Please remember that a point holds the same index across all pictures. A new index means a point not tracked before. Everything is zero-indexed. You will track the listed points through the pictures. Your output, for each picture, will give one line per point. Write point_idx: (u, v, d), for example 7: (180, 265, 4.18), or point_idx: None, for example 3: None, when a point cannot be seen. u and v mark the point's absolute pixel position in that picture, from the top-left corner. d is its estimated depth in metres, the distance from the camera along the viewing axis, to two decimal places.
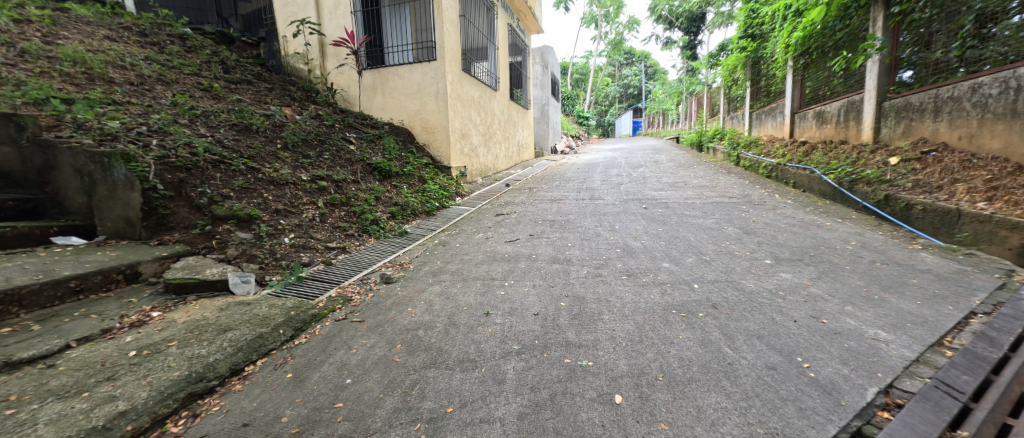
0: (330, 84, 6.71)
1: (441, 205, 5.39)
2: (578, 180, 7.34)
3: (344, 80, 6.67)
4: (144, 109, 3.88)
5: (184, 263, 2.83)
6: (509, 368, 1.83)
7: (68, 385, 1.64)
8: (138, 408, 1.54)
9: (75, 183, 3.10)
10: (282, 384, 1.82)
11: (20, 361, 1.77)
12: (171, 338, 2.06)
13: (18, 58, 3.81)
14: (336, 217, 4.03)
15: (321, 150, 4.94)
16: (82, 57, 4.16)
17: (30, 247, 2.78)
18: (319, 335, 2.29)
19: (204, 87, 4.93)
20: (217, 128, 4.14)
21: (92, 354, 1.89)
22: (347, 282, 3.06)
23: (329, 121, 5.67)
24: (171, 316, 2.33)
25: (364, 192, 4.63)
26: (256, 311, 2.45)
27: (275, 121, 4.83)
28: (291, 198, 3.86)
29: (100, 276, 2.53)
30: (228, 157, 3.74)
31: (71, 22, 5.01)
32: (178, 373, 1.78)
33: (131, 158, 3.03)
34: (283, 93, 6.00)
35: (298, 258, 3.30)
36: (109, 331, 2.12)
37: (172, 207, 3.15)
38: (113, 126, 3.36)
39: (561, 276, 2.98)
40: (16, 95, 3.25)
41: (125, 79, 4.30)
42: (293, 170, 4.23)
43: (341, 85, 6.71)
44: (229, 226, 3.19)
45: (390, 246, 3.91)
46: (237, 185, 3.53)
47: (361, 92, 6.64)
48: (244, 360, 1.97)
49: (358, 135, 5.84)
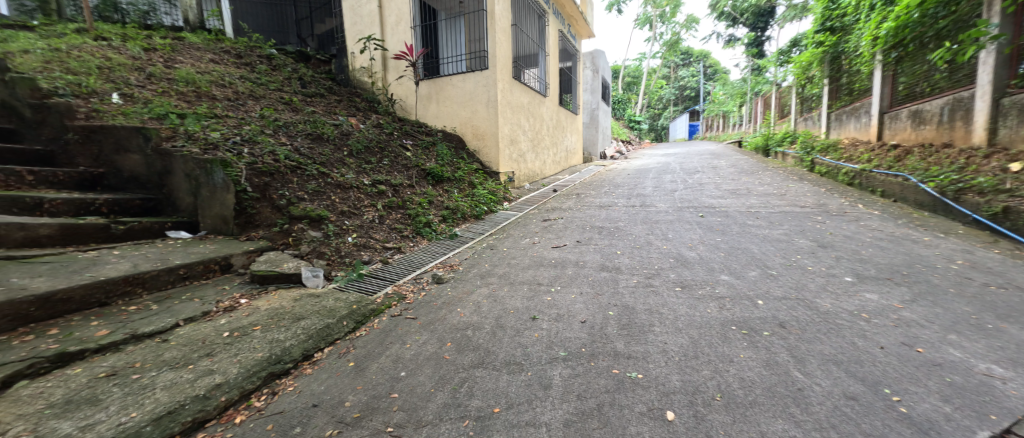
0: (390, 95, 7.19)
1: (489, 210, 5.53)
2: (629, 186, 7.12)
3: (402, 90, 7.11)
4: (238, 121, 4.44)
5: (266, 257, 3.19)
6: (555, 375, 1.82)
7: (177, 358, 1.92)
8: (230, 382, 1.77)
9: (184, 185, 3.61)
10: (345, 372, 1.98)
11: (143, 334, 2.10)
12: (255, 323, 2.33)
13: (147, 81, 4.56)
14: (392, 219, 4.30)
15: (381, 156, 5.29)
16: (193, 78, 4.87)
17: (150, 239, 3.27)
18: (377, 329, 2.45)
19: (285, 100, 5.53)
20: (295, 137, 4.61)
21: (194, 333, 2.19)
22: (402, 280, 3.26)
23: (389, 129, 6.05)
24: (256, 303, 2.64)
25: (418, 196, 4.88)
26: (324, 303, 2.69)
27: (343, 130, 5.26)
28: (355, 201, 4.18)
29: (201, 266, 2.91)
30: (303, 163, 4.15)
31: (186, 49, 5.89)
32: (262, 354, 2.01)
33: (228, 164, 3.48)
34: (349, 105, 6.51)
35: (360, 256, 3.57)
36: (207, 314, 2.44)
37: (258, 207, 3.57)
38: (214, 136, 3.87)
39: (610, 284, 2.92)
40: (144, 112, 3.89)
41: (224, 95, 4.94)
42: (357, 175, 4.58)
43: (400, 95, 7.16)
44: (302, 226, 3.54)
45: (441, 248, 4.09)
46: (310, 188, 3.91)
47: (417, 101, 7.03)
48: (314, 347, 2.18)
49: (413, 142, 6.16)
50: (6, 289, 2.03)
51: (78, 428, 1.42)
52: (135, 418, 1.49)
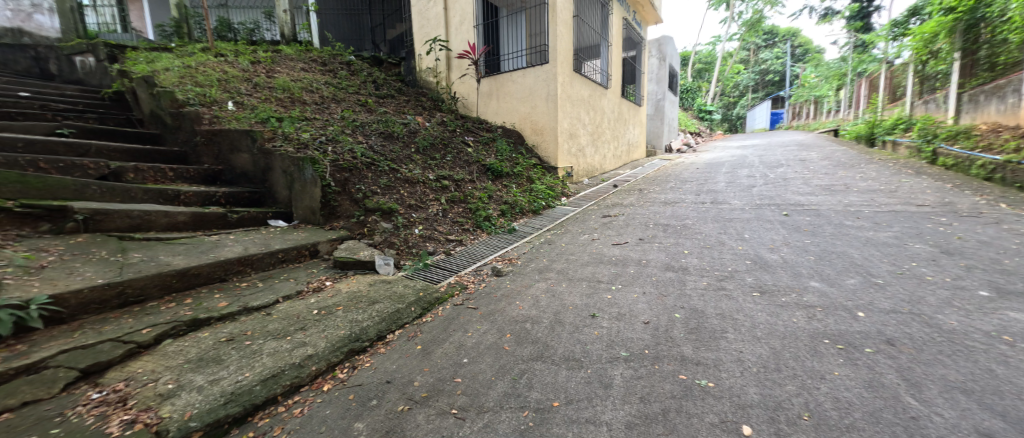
0: (453, 94, 7.46)
1: (547, 205, 5.51)
2: (698, 181, 6.62)
3: (465, 89, 7.34)
4: (323, 123, 4.93)
5: (346, 245, 3.52)
6: (616, 375, 1.77)
7: (278, 330, 2.21)
8: (318, 354, 1.99)
9: (281, 180, 4.09)
10: (414, 354, 2.12)
11: (252, 307, 2.45)
12: (338, 303, 2.59)
13: (253, 89, 5.25)
14: (455, 213, 4.48)
15: (445, 152, 5.52)
16: (288, 85, 5.51)
17: (256, 226, 3.78)
18: (441, 316, 2.59)
19: (362, 102, 6.01)
20: (370, 136, 5.00)
21: (290, 309, 2.50)
22: (464, 271, 3.39)
23: (452, 126, 6.29)
24: (338, 286, 2.93)
25: (478, 191, 5.02)
26: (394, 289, 2.90)
27: (411, 129, 5.58)
28: (421, 195, 4.43)
29: (295, 251, 3.30)
30: (377, 160, 4.49)
31: (283, 60, 6.68)
32: (344, 331, 2.24)
33: (315, 162, 3.89)
34: (416, 105, 6.88)
35: (425, 247, 3.79)
36: (300, 293, 2.77)
37: (339, 200, 3.95)
38: (304, 137, 4.34)
39: (677, 285, 2.75)
40: (251, 117, 4.49)
41: (312, 100, 5.52)
42: (423, 170, 4.84)
43: (462, 93, 7.39)
44: (375, 217, 3.84)
45: (499, 241, 4.18)
46: (382, 183, 4.23)
47: (479, 98, 7.21)
48: (387, 328, 2.36)
49: (474, 139, 6.34)
50: (155, 264, 2.48)
51: (207, 382, 1.71)
52: (247, 378, 1.75)
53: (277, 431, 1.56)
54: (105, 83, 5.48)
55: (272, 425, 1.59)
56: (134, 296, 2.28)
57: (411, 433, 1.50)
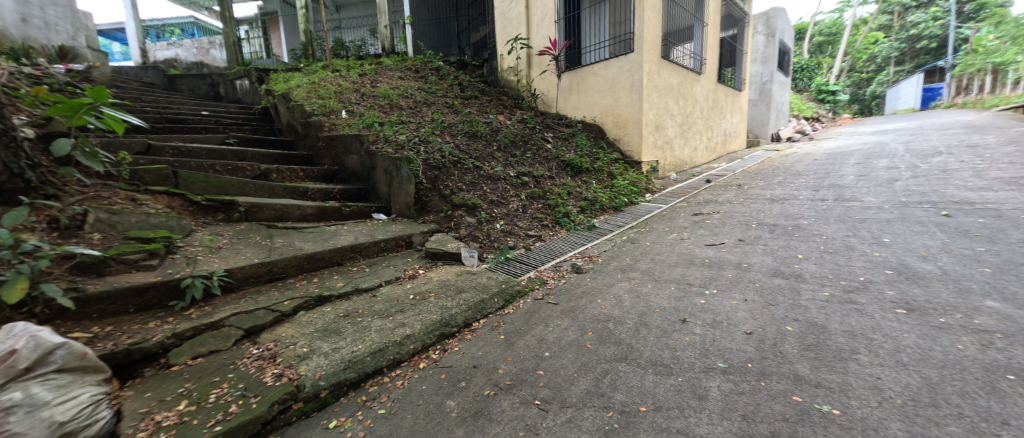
0: (534, 91, 7.53)
1: (630, 201, 5.26)
2: (817, 175, 5.67)
3: (545, 85, 7.34)
4: (416, 125, 5.38)
5: (436, 237, 3.81)
6: (712, 386, 1.63)
7: (382, 310, 2.49)
8: (415, 335, 2.20)
9: (382, 178, 4.57)
10: (498, 343, 2.22)
11: (361, 289, 2.81)
12: (431, 290, 2.83)
13: (360, 98, 5.96)
14: (534, 209, 4.54)
15: (525, 149, 5.61)
16: (387, 93, 6.13)
17: (363, 218, 4.29)
18: (523, 309, 2.66)
19: (449, 105, 6.41)
20: (456, 136, 5.31)
21: (391, 292, 2.80)
22: (544, 267, 3.42)
23: (532, 123, 6.35)
24: (429, 274, 3.20)
25: (558, 187, 5.00)
26: (479, 280, 3.06)
27: (493, 127, 5.79)
28: (502, 191, 4.57)
29: (394, 242, 3.68)
30: (462, 158, 4.75)
31: (383, 70, 7.45)
32: (436, 316, 2.43)
33: (410, 161, 4.28)
34: (498, 104, 7.10)
35: (506, 241, 3.91)
36: (399, 278, 3.09)
37: (429, 196, 4.28)
38: (401, 139, 4.79)
39: (786, 294, 2.41)
40: (359, 123, 5.10)
41: (406, 105, 6.06)
42: (504, 167, 4.99)
43: (542, 90, 7.42)
44: (461, 212, 4.10)
45: (579, 238, 4.12)
46: (467, 180, 4.47)
47: (559, 94, 7.15)
48: (473, 317, 2.51)
49: (554, 135, 6.31)
50: (291, 248, 2.99)
51: (330, 349, 2.02)
52: (359, 349, 2.02)
53: (383, 399, 1.78)
54: (256, 101, 6.75)
55: (379, 393, 1.82)
56: (278, 273, 2.78)
57: (497, 418, 1.59)
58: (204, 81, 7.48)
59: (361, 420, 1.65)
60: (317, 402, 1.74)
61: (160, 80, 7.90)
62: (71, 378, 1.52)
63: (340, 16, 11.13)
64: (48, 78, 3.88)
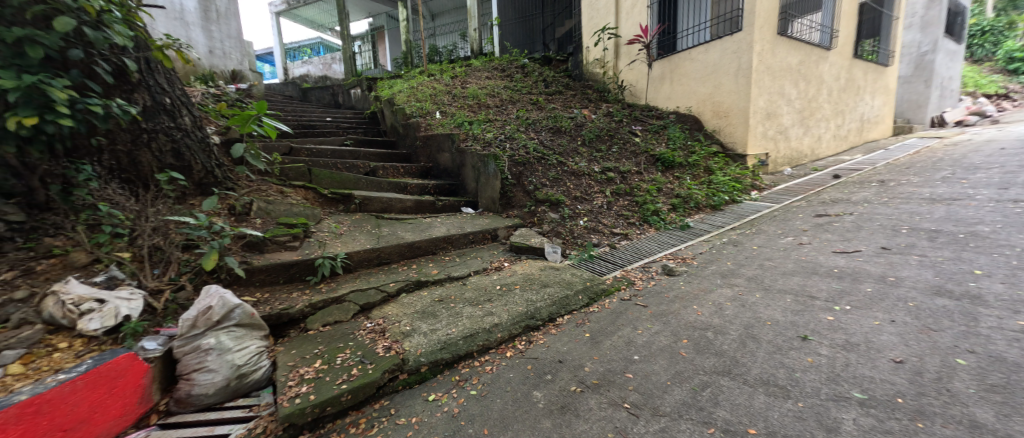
0: (621, 82, 7.16)
1: (731, 199, 4.71)
2: (1003, 168, 4.39)
3: (633, 75, 6.93)
4: (502, 123, 5.54)
5: (520, 232, 3.89)
6: (845, 419, 1.39)
7: (472, 298, 2.65)
8: (503, 324, 2.29)
9: (470, 174, 4.81)
10: (583, 340, 2.19)
11: (453, 277, 3.02)
12: (516, 282, 2.91)
13: (452, 99, 6.36)
14: (620, 206, 4.35)
15: (611, 143, 5.39)
16: (476, 93, 6.43)
17: (454, 211, 4.59)
18: (608, 308, 2.58)
19: (534, 101, 6.46)
20: (541, 132, 5.34)
21: (479, 282, 2.97)
22: (630, 267, 3.26)
23: (619, 116, 6.06)
24: (514, 267, 3.30)
25: (647, 183, 4.71)
26: (563, 276, 3.05)
27: (578, 122, 5.68)
28: (586, 187, 4.48)
29: (481, 234, 3.86)
30: (546, 154, 4.77)
31: (473, 71, 7.82)
32: (522, 308, 2.49)
33: (497, 158, 4.44)
34: (583, 98, 6.92)
35: (590, 238, 3.83)
36: (486, 269, 3.25)
37: (514, 191, 4.41)
38: (488, 136, 5.00)
39: (952, 319, 1.92)
40: (451, 123, 5.45)
41: (493, 104, 6.28)
42: (588, 163, 4.87)
43: (630, 81, 7.02)
44: (544, 208, 4.15)
45: (670, 238, 3.84)
46: (551, 176, 4.49)
47: (648, 84, 6.70)
48: (557, 312, 2.51)
49: (643, 128, 5.95)
50: (395, 237, 3.35)
51: (428, 329, 2.21)
52: (454, 333, 2.18)
53: (474, 381, 1.90)
54: (366, 106, 7.67)
55: (471, 375, 1.95)
56: (384, 258, 3.14)
57: (584, 415, 1.58)
58: (327, 92, 8.74)
59: (456, 398, 1.79)
60: (419, 376, 1.93)
61: (296, 93, 9.46)
62: (246, 331, 1.95)
63: (435, 24, 12.00)
64: (224, 96, 4.92)
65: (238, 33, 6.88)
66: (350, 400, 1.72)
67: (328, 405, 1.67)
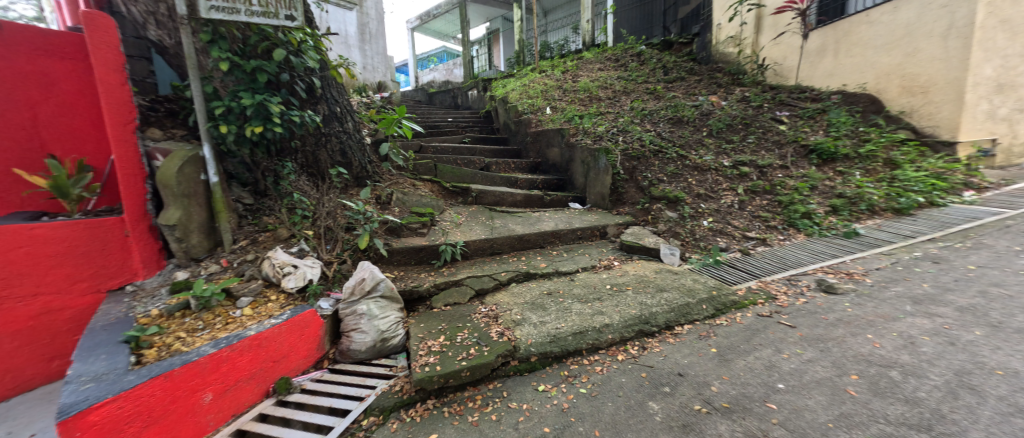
0: (761, 61, 5.94)
1: (925, 202, 3.62)
2: None
3: (779, 52, 5.70)
4: (615, 115, 5.24)
5: (632, 230, 3.68)
6: None
7: (581, 295, 2.62)
8: (614, 326, 2.20)
9: (579, 169, 4.70)
10: (708, 355, 1.96)
11: (561, 272, 3.03)
12: (627, 283, 2.77)
13: (563, 94, 6.29)
14: (755, 206, 3.74)
15: (746, 133, 4.61)
16: (587, 86, 6.22)
17: (562, 206, 4.57)
18: (741, 324, 2.25)
19: (650, 90, 5.86)
20: (658, 123, 4.89)
21: (588, 279, 2.91)
22: (771, 278, 2.77)
23: (758, 100, 5.13)
24: (625, 267, 3.15)
25: (793, 179, 3.93)
26: (682, 281, 2.76)
27: (703, 111, 5.00)
28: (712, 183, 3.97)
29: (589, 231, 3.77)
30: (665, 147, 4.38)
31: (584, 64, 7.58)
32: (635, 311, 2.34)
33: (609, 152, 4.26)
34: (711, 82, 5.93)
35: (715, 241, 3.40)
36: (594, 267, 3.16)
37: (626, 187, 4.21)
38: (600, 130, 4.81)
39: None
40: (561, 117, 5.41)
41: (606, 95, 5.95)
42: (716, 156, 4.29)
43: (775, 58, 5.79)
44: (660, 206, 3.86)
45: (826, 247, 3.15)
46: (669, 171, 4.12)
47: (802, 60, 5.40)
48: (676, 320, 2.30)
49: (791, 113, 4.95)
50: (507, 229, 3.51)
51: (538, 321, 2.27)
52: (563, 327, 2.19)
53: (584, 379, 1.89)
54: (481, 106, 8.18)
55: (580, 373, 1.94)
56: (497, 248, 3.33)
57: None
58: (448, 95, 9.59)
59: (565, 393, 1.81)
60: (529, 364, 2.01)
61: (424, 98, 10.66)
62: (388, 302, 2.31)
63: (548, 21, 12.10)
64: (371, 104, 5.82)
65: (382, 49, 8.05)
66: (468, 376, 1.89)
67: (451, 377, 1.86)
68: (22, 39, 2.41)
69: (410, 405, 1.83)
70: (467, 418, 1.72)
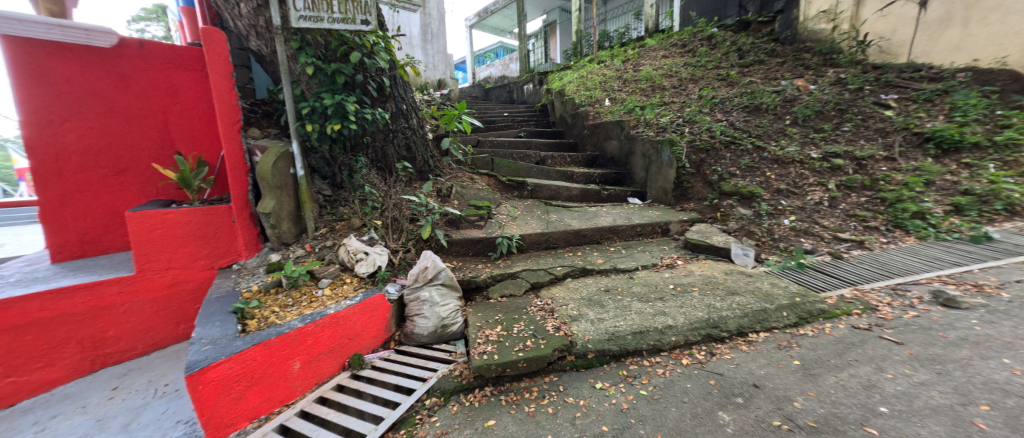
0: (862, 37, 4.75)
1: None
2: None
3: (887, 25, 4.54)
4: (681, 105, 4.84)
5: (698, 227, 3.44)
6: None
7: (641, 293, 2.51)
8: (678, 328, 2.08)
9: (640, 162, 4.46)
10: (789, 368, 1.79)
11: (620, 269, 2.92)
12: (694, 284, 2.59)
13: (623, 84, 5.97)
14: (851, 203, 3.28)
15: (841, 121, 3.99)
16: (650, 75, 5.81)
17: (620, 202, 4.40)
18: (830, 335, 2.01)
19: (722, 77, 5.18)
20: (731, 112, 4.43)
21: (649, 277, 2.78)
22: (869, 286, 2.43)
23: (857, 82, 4.28)
24: (691, 266, 2.96)
25: (902, 173, 3.36)
26: (758, 284, 2.52)
27: (786, 97, 4.34)
28: (797, 178, 3.55)
29: (650, 227, 3.58)
30: (739, 138, 3.99)
31: (647, 51, 7.10)
32: (701, 314, 2.19)
33: (673, 143, 3.99)
34: (796, 66, 5.01)
35: (799, 242, 3.06)
36: (656, 265, 3.01)
37: (692, 182, 3.96)
38: (664, 121, 4.52)
39: None
40: (621, 109, 5.17)
41: (671, 84, 5.48)
42: (801, 147, 3.81)
43: (881, 32, 4.61)
44: (732, 202, 3.57)
45: (944, 253, 2.67)
46: (743, 164, 3.77)
47: (917, 33, 4.32)
48: (749, 326, 2.12)
49: (901, 95, 4.11)
50: (562, 223, 3.47)
51: (595, 318, 2.22)
52: (622, 326, 2.12)
53: (644, 380, 1.82)
54: (538, 100, 8.12)
55: (640, 374, 1.87)
56: (553, 243, 3.30)
57: None
58: (504, 90, 9.65)
59: (625, 393, 1.76)
60: (585, 361, 1.98)
61: (481, 94, 10.86)
62: (449, 290, 2.41)
63: (608, 8, 11.59)
64: (432, 101, 6.06)
65: (443, 48, 8.33)
66: (525, 367, 1.91)
67: (508, 367, 1.90)
68: (157, 54, 2.87)
69: (469, 390, 1.90)
70: (524, 408, 1.75)
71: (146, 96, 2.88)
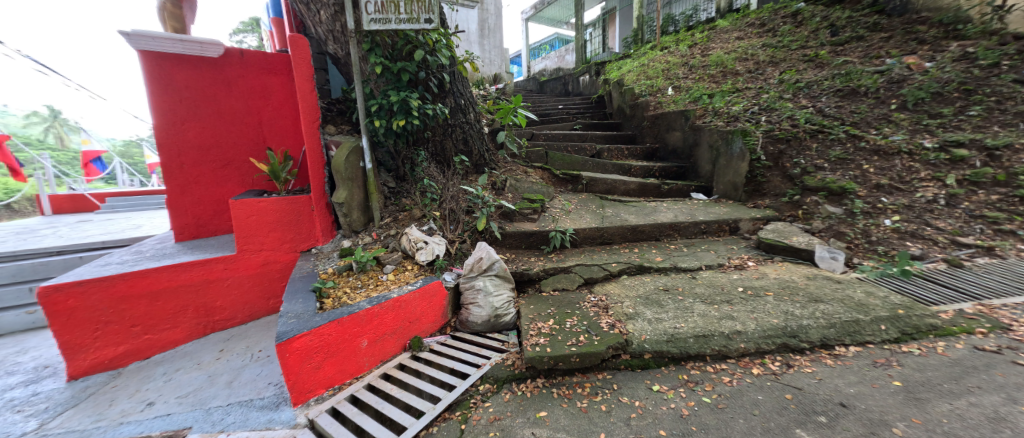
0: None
1: None
2: None
3: None
4: (757, 91, 4.36)
5: (774, 227, 3.12)
6: None
7: (705, 295, 2.34)
8: (748, 334, 1.91)
9: (706, 155, 4.12)
10: (887, 388, 1.58)
11: (681, 268, 2.75)
12: (768, 288, 2.35)
13: (690, 71, 5.52)
14: (976, 202, 2.76)
15: (968, 104, 3.27)
16: (721, 59, 5.30)
17: (683, 197, 4.13)
18: (944, 357, 1.72)
19: (810, 57, 4.49)
20: (819, 98, 3.87)
21: (713, 278, 2.58)
22: (999, 302, 2.04)
23: (992, 57, 3.41)
24: (764, 269, 2.69)
25: None
26: (849, 293, 2.22)
27: (892, 77, 3.66)
28: (903, 171, 3.06)
29: (716, 225, 3.31)
30: (828, 126, 3.51)
31: (717, 33, 6.49)
32: (776, 321, 1.98)
33: (747, 133, 3.66)
34: (906, 40, 4.10)
35: (905, 247, 2.65)
36: (722, 266, 2.78)
37: (768, 175, 3.60)
38: (736, 109, 4.14)
39: None
40: (686, 98, 4.81)
41: (745, 68, 4.96)
42: (911, 135, 3.24)
43: None
44: (817, 198, 3.17)
45: None
46: (833, 156, 3.33)
47: None
48: (836, 338, 1.88)
49: None
50: (619, 218, 3.34)
51: (653, 318, 2.11)
52: (683, 328, 1.99)
53: (707, 387, 1.71)
54: (594, 91, 7.85)
55: (703, 380, 1.76)
56: (608, 238, 3.20)
57: None
58: (559, 82, 9.46)
59: (685, 398, 1.67)
60: (642, 361, 1.91)
61: (535, 87, 10.77)
62: (502, 281, 2.45)
63: None
64: (488, 96, 6.14)
65: (499, 42, 8.39)
66: (578, 362, 1.88)
67: (561, 361, 1.88)
68: (254, 61, 3.25)
69: (521, 380, 1.93)
70: (576, 403, 1.73)
71: (246, 98, 3.28)
